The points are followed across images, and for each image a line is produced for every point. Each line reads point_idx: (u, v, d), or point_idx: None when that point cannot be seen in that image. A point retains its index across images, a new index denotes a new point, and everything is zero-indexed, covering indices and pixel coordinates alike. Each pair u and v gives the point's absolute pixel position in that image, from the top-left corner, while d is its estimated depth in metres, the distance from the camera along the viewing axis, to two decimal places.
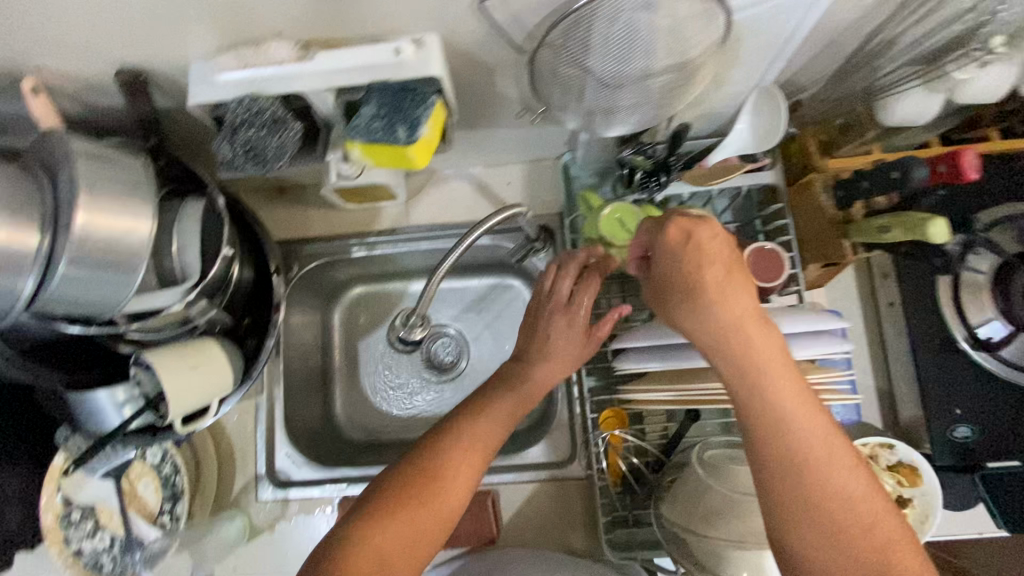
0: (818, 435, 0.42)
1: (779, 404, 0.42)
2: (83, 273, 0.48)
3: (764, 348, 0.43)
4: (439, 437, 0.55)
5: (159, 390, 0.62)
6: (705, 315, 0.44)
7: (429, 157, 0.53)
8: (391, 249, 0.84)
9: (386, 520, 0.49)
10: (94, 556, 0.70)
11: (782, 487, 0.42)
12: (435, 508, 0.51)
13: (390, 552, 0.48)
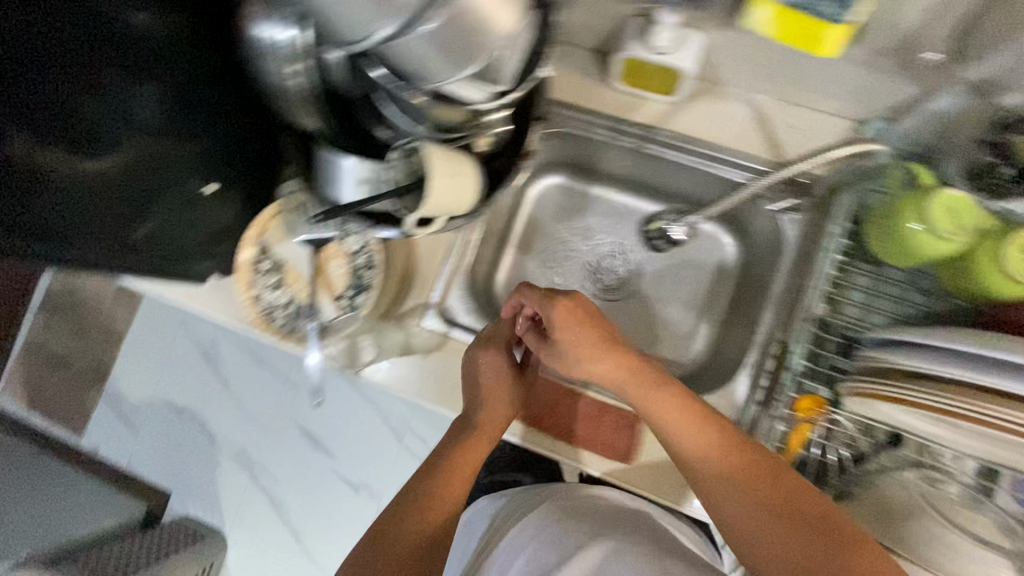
0: (723, 465, 0.57)
1: (695, 452, 0.59)
2: (436, 43, 0.46)
3: (661, 407, 0.61)
4: (446, 441, 0.71)
5: (408, 181, 0.63)
6: (569, 363, 0.67)
7: (836, 49, 0.51)
8: (631, 146, 0.77)
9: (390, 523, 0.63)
10: (272, 307, 0.76)
11: (725, 505, 0.56)
12: (450, 484, 0.67)
13: (393, 528, 0.63)
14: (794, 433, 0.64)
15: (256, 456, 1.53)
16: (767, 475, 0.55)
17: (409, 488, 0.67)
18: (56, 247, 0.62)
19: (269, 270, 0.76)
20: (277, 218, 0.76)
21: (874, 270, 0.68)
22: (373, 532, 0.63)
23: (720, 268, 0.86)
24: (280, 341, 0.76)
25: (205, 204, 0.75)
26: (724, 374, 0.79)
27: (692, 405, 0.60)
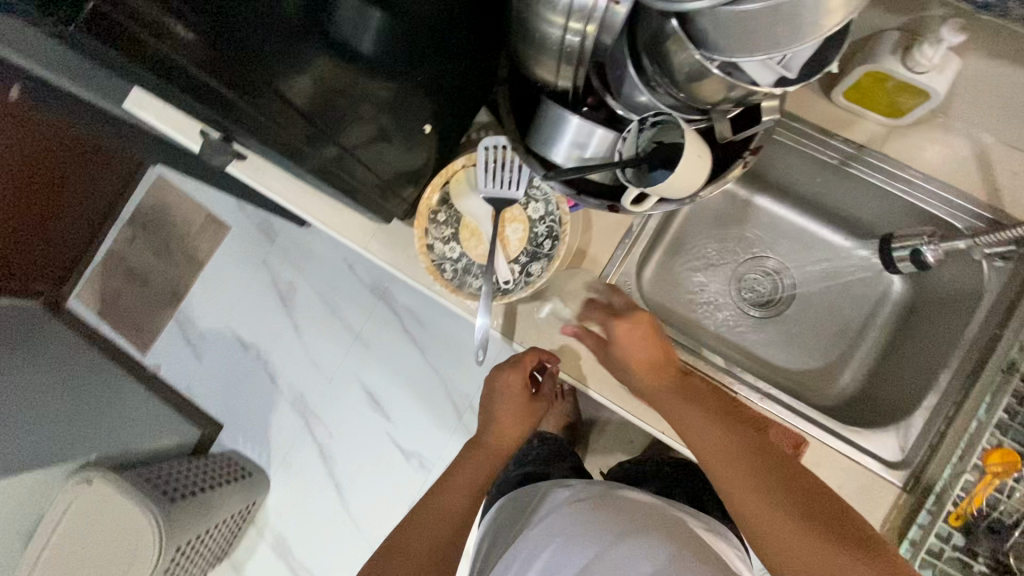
0: (763, 468, 0.57)
1: (713, 445, 0.60)
2: (772, 15, 0.44)
3: (681, 393, 0.65)
4: (475, 443, 0.83)
5: (635, 155, 0.62)
6: (625, 371, 0.70)
7: None
8: (834, 161, 0.74)
9: (401, 530, 0.70)
10: (442, 259, 0.75)
11: (732, 478, 0.58)
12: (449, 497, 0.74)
13: (422, 526, 0.70)
14: (980, 486, 0.62)
15: (316, 406, 1.52)
16: (744, 441, 0.59)
17: (439, 486, 0.77)
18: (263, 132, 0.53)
19: (444, 221, 0.76)
20: (464, 171, 0.76)
21: None
22: (390, 537, 0.70)
23: (881, 304, 0.84)
24: (448, 294, 0.74)
25: (389, 131, 0.68)
26: (881, 412, 0.76)
27: (703, 398, 0.65)
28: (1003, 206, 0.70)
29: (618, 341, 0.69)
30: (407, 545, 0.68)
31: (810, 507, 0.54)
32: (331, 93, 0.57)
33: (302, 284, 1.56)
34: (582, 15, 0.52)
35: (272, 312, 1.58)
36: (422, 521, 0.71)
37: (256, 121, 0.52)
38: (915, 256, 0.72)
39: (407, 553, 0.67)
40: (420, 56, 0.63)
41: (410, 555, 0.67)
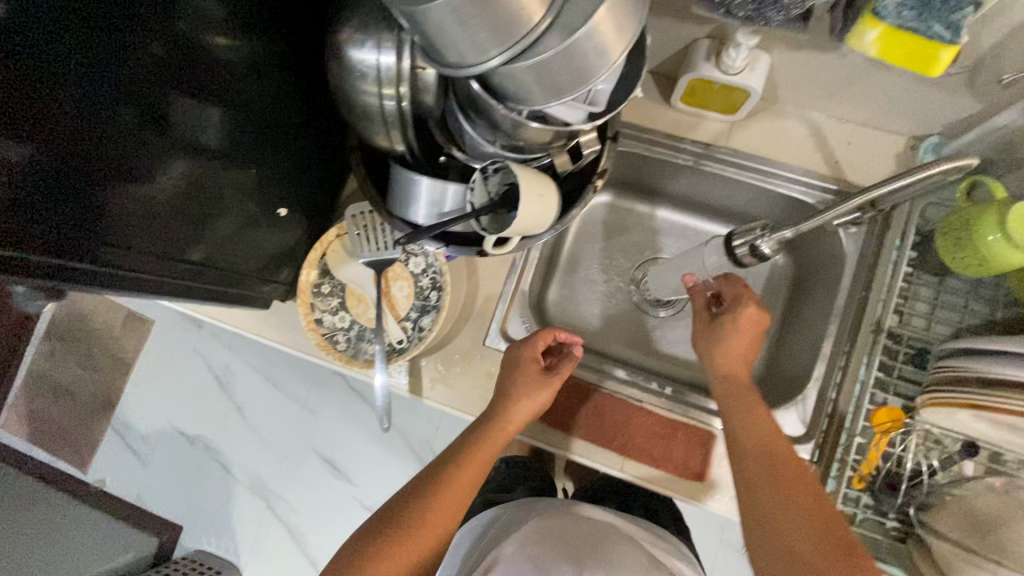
0: (779, 471, 0.57)
1: (755, 429, 0.62)
2: (549, 67, 0.47)
3: (740, 400, 0.64)
4: (485, 419, 0.69)
5: (486, 202, 0.63)
6: (725, 346, 0.68)
7: (946, 65, 0.46)
8: (689, 163, 0.78)
9: (415, 518, 0.61)
10: (333, 330, 0.75)
11: (751, 502, 0.57)
12: (456, 487, 0.65)
13: (428, 517, 0.62)
14: (872, 445, 0.65)
15: (276, 485, 1.44)
16: (800, 482, 0.56)
17: (447, 465, 0.66)
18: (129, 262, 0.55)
19: (329, 293, 0.76)
20: (339, 240, 0.76)
21: (936, 282, 0.69)
22: (391, 516, 0.62)
23: (771, 282, 0.87)
24: (344, 366, 0.74)
25: (262, 222, 0.71)
26: (783, 388, 0.78)
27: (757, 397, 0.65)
28: (846, 177, 0.74)
29: (723, 319, 0.69)
30: (417, 537, 0.60)
31: (806, 505, 0.54)
32: (189, 203, 0.59)
33: (237, 364, 1.47)
34: (390, 80, 0.54)
35: (211, 398, 1.48)
36: (430, 510, 0.62)
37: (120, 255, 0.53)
38: (749, 245, 0.61)
39: (416, 547, 0.60)
40: (269, 149, 0.67)
41: (414, 546, 0.60)
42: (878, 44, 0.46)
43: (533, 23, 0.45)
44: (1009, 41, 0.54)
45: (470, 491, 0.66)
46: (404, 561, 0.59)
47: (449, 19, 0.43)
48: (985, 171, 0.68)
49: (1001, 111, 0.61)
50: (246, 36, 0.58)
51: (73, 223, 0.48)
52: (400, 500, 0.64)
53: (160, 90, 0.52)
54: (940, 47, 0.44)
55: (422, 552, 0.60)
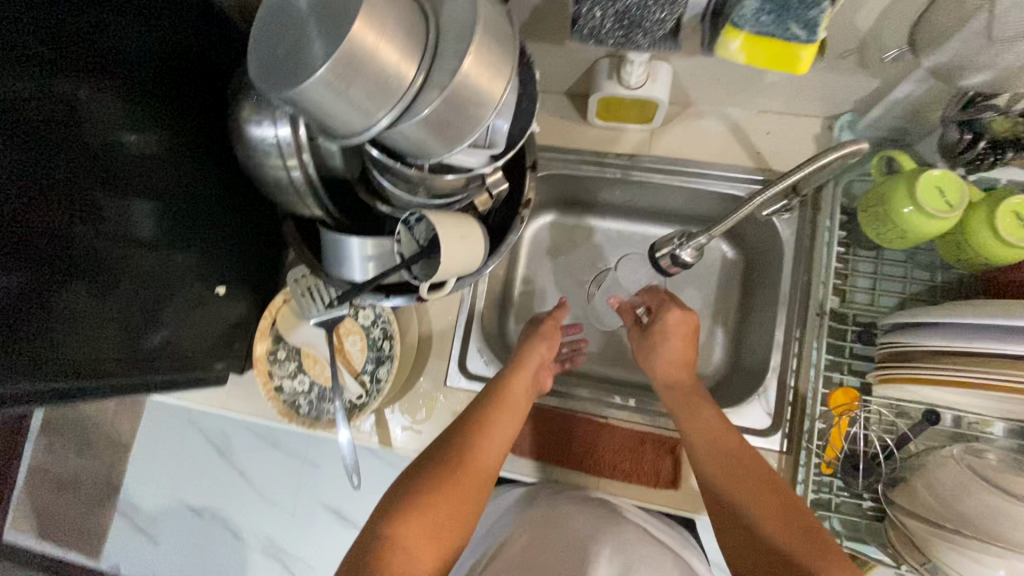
0: (745, 476, 0.58)
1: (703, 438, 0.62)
2: (435, 119, 0.47)
3: (698, 407, 0.65)
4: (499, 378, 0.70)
5: (413, 251, 0.64)
6: (660, 355, 0.72)
7: (815, 59, 0.48)
8: (618, 176, 0.79)
9: (462, 456, 0.61)
10: (294, 396, 0.76)
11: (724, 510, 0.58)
12: (493, 432, 0.65)
13: (471, 457, 0.61)
14: (833, 426, 0.66)
15: (290, 545, 1.18)
16: (757, 486, 0.57)
17: (477, 413, 0.66)
18: (81, 360, 0.56)
19: (285, 358, 0.77)
20: (287, 305, 0.77)
21: (873, 256, 0.70)
22: (433, 460, 0.61)
23: (722, 276, 0.86)
24: (309, 430, 0.75)
25: (207, 302, 0.72)
26: (747, 380, 0.78)
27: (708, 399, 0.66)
28: (769, 166, 0.75)
29: (659, 324, 0.73)
30: (466, 475, 0.60)
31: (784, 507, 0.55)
32: (132, 293, 0.61)
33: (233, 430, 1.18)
34: (290, 151, 0.57)
35: (207, 468, 1.20)
36: (474, 454, 0.62)
37: (66, 353, 0.54)
38: (671, 256, 0.62)
39: (471, 478, 0.60)
40: (204, 231, 0.69)
41: (464, 485, 0.59)
42: (743, 52, 0.49)
43: (406, 82, 0.45)
44: (884, 21, 0.56)
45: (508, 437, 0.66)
46: (457, 495, 0.58)
47: (322, 94, 0.44)
48: (899, 141, 0.69)
49: (898, 84, 0.62)
50: (156, 130, 0.60)
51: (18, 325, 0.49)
52: (437, 450, 0.62)
53: (86, 189, 0.53)
54: (800, 47, 0.47)
55: (475, 485, 0.60)
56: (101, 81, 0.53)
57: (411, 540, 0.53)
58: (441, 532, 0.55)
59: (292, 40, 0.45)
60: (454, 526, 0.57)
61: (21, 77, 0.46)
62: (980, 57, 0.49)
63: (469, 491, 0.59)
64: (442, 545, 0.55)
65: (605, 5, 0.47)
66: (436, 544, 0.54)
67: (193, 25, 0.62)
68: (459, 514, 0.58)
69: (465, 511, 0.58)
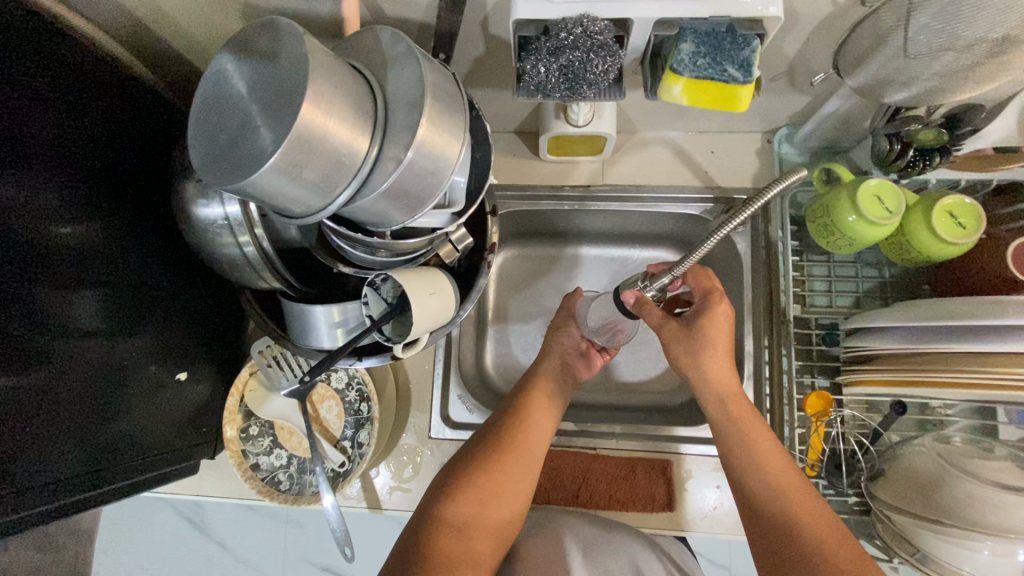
0: (794, 507, 0.57)
1: (749, 454, 0.61)
2: (393, 189, 0.47)
3: (754, 424, 0.62)
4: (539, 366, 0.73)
5: (383, 313, 0.63)
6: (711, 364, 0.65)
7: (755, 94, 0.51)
8: (576, 207, 0.80)
9: (508, 435, 0.65)
10: (272, 472, 0.73)
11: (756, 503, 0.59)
12: (536, 411, 0.68)
13: (518, 436, 0.65)
14: (812, 432, 0.67)
15: None
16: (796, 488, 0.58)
17: (519, 396, 0.69)
18: (32, 471, 0.52)
19: (259, 433, 0.74)
20: (254, 378, 0.74)
21: (826, 260, 0.74)
22: (481, 441, 0.65)
23: None
24: (292, 505, 0.71)
25: (167, 386, 0.68)
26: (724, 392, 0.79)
27: (762, 427, 0.63)
28: (718, 184, 0.78)
29: (700, 325, 0.66)
30: (513, 453, 0.64)
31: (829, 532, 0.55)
32: (87, 390, 0.57)
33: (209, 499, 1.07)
34: (241, 227, 0.55)
35: (182, 547, 1.08)
36: (517, 438, 0.65)
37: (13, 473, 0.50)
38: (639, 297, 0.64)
39: (520, 456, 0.64)
40: (155, 316, 0.66)
41: (514, 462, 0.63)
42: (687, 95, 0.51)
43: (361, 156, 0.45)
44: (809, 45, 0.59)
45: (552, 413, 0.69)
46: (508, 472, 0.63)
47: (276, 180, 0.43)
48: (834, 150, 0.73)
49: (828, 100, 0.66)
50: (92, 218, 0.56)
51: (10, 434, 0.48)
52: (482, 436, 0.66)
53: (17, 289, 0.49)
54: (738, 88, 0.49)
55: (523, 462, 0.64)
56: (26, 174, 0.50)
57: (468, 517, 0.59)
58: (492, 506, 0.60)
59: (236, 126, 0.43)
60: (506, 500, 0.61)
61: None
62: (902, 73, 0.52)
63: (520, 469, 0.63)
64: (493, 523, 0.60)
65: (547, 61, 0.49)
66: (490, 515, 0.60)
67: (121, 106, 0.59)
68: (512, 491, 0.62)
69: (507, 487, 0.62)
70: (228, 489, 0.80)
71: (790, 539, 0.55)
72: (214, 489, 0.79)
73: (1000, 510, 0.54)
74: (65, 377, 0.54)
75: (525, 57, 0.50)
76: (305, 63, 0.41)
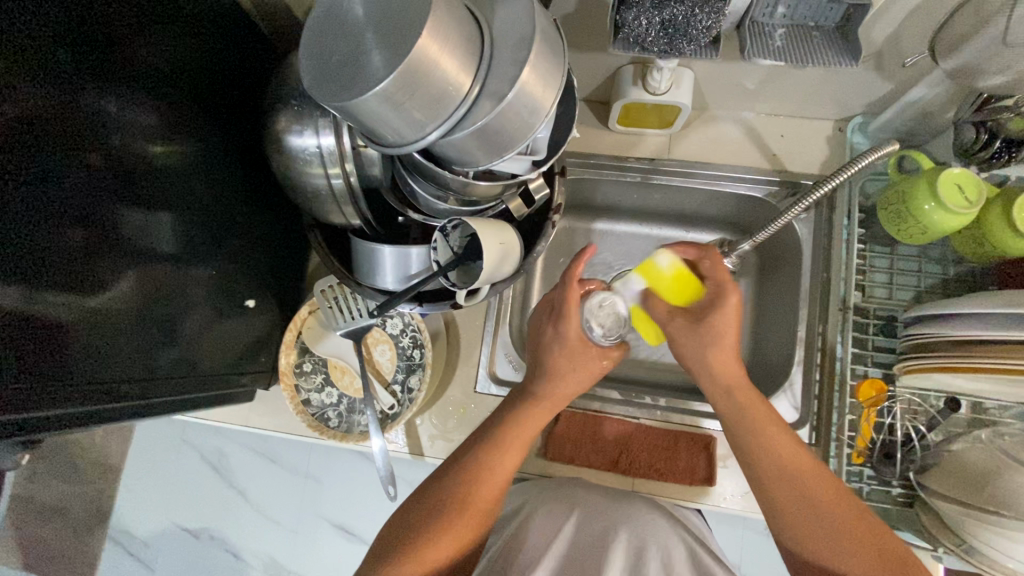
0: (811, 497, 0.55)
1: (792, 473, 0.57)
2: (486, 129, 0.48)
3: (790, 457, 0.58)
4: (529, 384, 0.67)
5: (450, 259, 0.64)
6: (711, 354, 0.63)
7: None
8: (638, 179, 0.81)
9: (464, 491, 0.58)
10: (322, 409, 0.76)
11: (775, 484, 0.57)
12: (501, 458, 0.61)
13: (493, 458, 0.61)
14: (862, 419, 0.67)
15: (291, 564, 1.09)
16: (817, 477, 0.57)
17: (501, 417, 0.64)
18: (101, 378, 0.53)
19: (312, 371, 0.77)
20: (312, 317, 0.77)
21: (889, 252, 0.73)
22: (457, 460, 0.61)
23: (738, 274, 0.88)
24: (340, 442, 0.74)
25: (229, 314, 0.70)
26: (771, 377, 0.79)
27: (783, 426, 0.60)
28: (785, 168, 0.78)
29: (711, 316, 0.63)
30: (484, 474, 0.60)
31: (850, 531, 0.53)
32: (148, 313, 0.58)
33: (233, 447, 1.07)
34: (333, 160, 0.57)
35: (204, 490, 1.09)
36: (474, 492, 0.58)
37: (89, 379, 0.51)
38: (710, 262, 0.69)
39: (476, 509, 0.58)
40: (225, 245, 0.68)
41: (484, 485, 0.59)
42: None
43: (464, 92, 0.46)
44: (904, 28, 0.58)
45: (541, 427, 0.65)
46: (475, 496, 0.58)
47: (381, 104, 0.44)
48: (909, 141, 0.72)
49: (912, 87, 0.65)
50: (181, 140, 0.58)
51: (58, 369, 0.48)
52: (437, 485, 0.60)
53: (103, 202, 0.50)
54: None
55: (495, 484, 0.60)
56: (129, 90, 0.51)
57: (438, 548, 0.55)
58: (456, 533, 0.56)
59: (349, 50, 0.45)
60: (475, 525, 0.57)
61: (47, 87, 0.43)
62: (998, 61, 0.51)
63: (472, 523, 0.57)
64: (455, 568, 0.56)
65: (650, 14, 0.51)
66: (459, 543, 0.56)
67: (222, 34, 0.61)
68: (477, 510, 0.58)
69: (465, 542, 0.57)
70: (274, 424, 0.82)
71: (811, 501, 0.55)
72: (262, 422, 0.82)
73: None
74: (129, 299, 0.55)
75: (626, 9, 0.51)
76: None
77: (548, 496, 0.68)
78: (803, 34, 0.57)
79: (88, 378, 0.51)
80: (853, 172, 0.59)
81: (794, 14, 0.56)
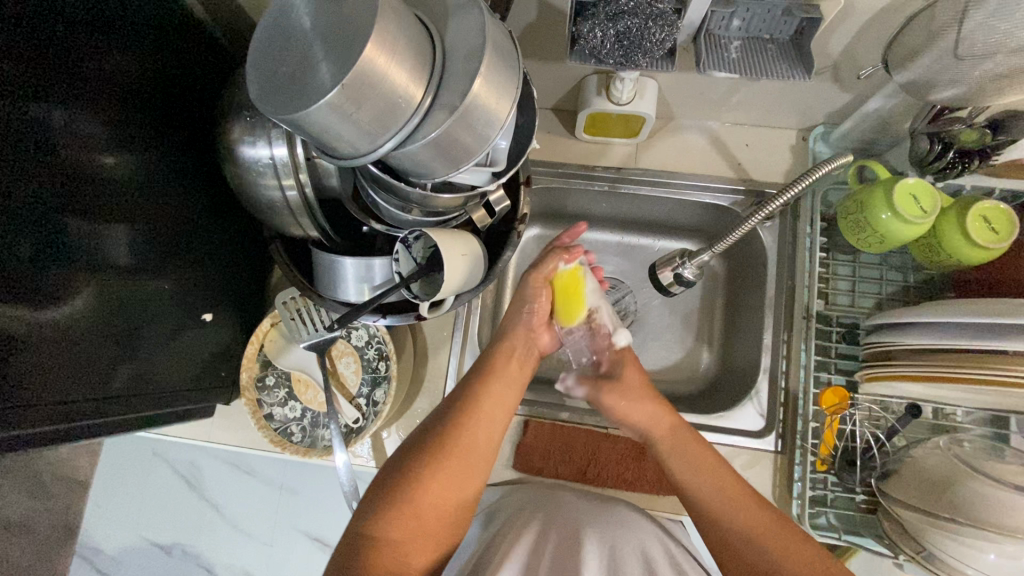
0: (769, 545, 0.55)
1: (728, 513, 0.58)
2: (439, 142, 0.47)
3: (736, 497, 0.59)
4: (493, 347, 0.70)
5: (412, 271, 0.63)
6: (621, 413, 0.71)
7: None
8: (606, 188, 0.81)
9: (457, 435, 0.59)
10: (285, 423, 0.74)
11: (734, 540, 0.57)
12: (486, 406, 0.63)
13: (462, 436, 0.60)
14: (825, 426, 0.68)
15: None
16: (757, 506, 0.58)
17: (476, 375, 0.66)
18: (55, 391, 0.51)
19: (275, 384, 0.75)
20: (274, 329, 0.76)
21: (851, 260, 0.74)
22: (421, 441, 0.59)
23: (709, 281, 0.88)
24: (303, 457, 0.72)
25: (190, 326, 0.69)
26: (738, 384, 0.79)
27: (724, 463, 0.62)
28: (751, 176, 0.79)
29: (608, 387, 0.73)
30: (455, 453, 0.58)
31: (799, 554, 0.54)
32: (107, 322, 0.56)
33: (206, 461, 1.04)
34: (287, 171, 0.56)
35: (174, 505, 1.06)
36: (467, 436, 0.60)
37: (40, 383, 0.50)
38: (674, 272, 0.72)
39: (466, 455, 0.59)
40: (183, 254, 0.66)
41: (454, 460, 0.58)
42: None
43: (416, 103, 0.45)
44: (859, 40, 0.59)
45: (506, 403, 0.66)
46: (449, 477, 0.57)
47: (330, 115, 0.43)
48: (869, 151, 0.73)
49: (870, 98, 0.66)
50: (133, 152, 0.56)
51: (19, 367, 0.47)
52: (431, 425, 0.61)
53: (57, 212, 0.49)
54: None
55: (482, 435, 0.61)
56: (79, 100, 0.49)
57: (426, 503, 0.55)
58: (429, 521, 0.55)
59: (297, 59, 0.44)
60: (461, 475, 0.58)
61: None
62: (949, 75, 0.52)
63: (460, 475, 0.58)
64: (435, 529, 0.55)
65: (605, 25, 0.55)
66: (446, 493, 0.57)
67: (175, 43, 0.60)
68: (452, 495, 0.57)
69: (453, 499, 0.57)
70: (240, 438, 0.81)
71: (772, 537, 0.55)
72: (227, 436, 0.81)
73: (1010, 511, 0.54)
74: (84, 307, 0.53)
75: (582, 21, 0.56)
76: (374, 3, 0.42)
77: (518, 507, 0.67)
78: (758, 45, 0.60)
79: (39, 387, 0.50)
80: (807, 183, 0.60)
81: (750, 27, 0.59)
